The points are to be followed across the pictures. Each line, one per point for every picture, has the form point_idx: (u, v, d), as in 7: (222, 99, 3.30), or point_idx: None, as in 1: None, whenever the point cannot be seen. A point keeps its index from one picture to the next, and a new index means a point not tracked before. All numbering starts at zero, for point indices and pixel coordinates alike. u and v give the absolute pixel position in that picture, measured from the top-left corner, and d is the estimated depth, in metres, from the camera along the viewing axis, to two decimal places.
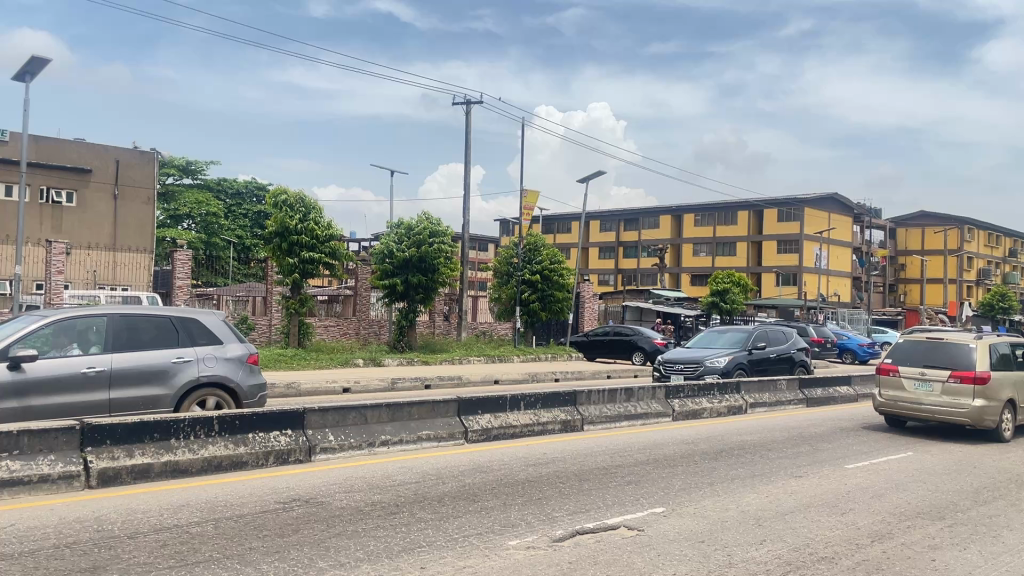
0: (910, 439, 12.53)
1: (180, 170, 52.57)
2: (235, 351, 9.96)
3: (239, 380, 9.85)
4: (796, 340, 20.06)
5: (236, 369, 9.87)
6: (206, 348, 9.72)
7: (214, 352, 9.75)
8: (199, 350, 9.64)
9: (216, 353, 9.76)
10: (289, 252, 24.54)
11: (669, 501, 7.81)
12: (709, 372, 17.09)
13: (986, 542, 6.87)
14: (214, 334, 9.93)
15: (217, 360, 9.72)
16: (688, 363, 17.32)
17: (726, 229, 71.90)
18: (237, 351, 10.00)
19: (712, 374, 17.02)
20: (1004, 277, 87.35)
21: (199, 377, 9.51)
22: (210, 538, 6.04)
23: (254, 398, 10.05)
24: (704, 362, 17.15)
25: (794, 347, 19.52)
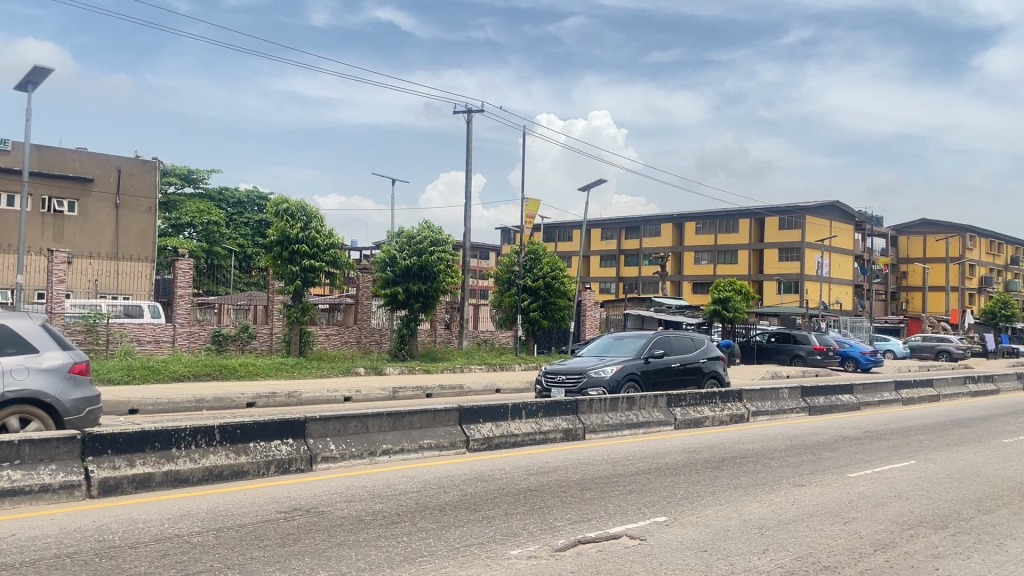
0: (913, 447, 12.54)
1: (182, 178, 52.74)
2: (53, 362, 8.87)
3: (58, 394, 8.77)
4: (713, 349, 17.37)
5: (54, 382, 8.79)
6: (15, 358, 8.66)
7: (26, 364, 8.69)
8: (4, 362, 8.58)
9: (28, 363, 8.70)
10: (290, 260, 24.62)
11: (671, 510, 7.79)
12: (592, 384, 14.82)
13: (990, 551, 6.84)
14: (27, 342, 8.87)
15: (30, 372, 8.67)
16: (570, 374, 15.04)
17: (727, 237, 71.92)
18: (56, 361, 8.91)
19: (596, 388, 14.74)
20: (1006, 284, 87.03)
21: (2, 393, 8.45)
22: (212, 547, 6.02)
23: (81, 413, 8.95)
24: (589, 372, 14.88)
25: (704, 357, 16.83)
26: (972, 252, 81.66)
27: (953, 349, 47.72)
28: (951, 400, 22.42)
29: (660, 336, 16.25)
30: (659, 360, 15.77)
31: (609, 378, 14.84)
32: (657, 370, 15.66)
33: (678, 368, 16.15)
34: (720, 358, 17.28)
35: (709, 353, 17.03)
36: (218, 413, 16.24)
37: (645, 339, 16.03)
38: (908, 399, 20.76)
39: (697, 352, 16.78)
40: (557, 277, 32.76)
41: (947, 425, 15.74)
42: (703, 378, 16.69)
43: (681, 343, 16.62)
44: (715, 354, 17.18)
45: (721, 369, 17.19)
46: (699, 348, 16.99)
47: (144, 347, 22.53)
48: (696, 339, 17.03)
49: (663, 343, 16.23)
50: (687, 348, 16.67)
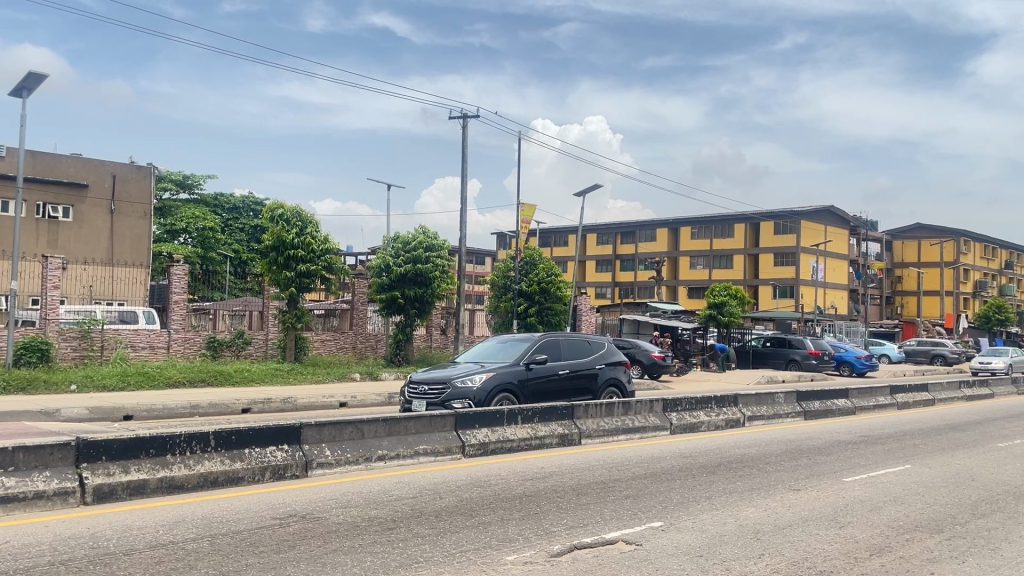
0: (910, 452, 12.59)
1: (177, 184, 52.66)
2: None
3: None
4: (616, 353, 15.02)
5: None
6: None
7: None
8: None
9: None
10: (286, 266, 24.62)
11: (667, 515, 7.79)
12: (457, 396, 12.24)
13: (985, 555, 6.86)
14: None
15: None
16: (433, 384, 12.41)
17: (723, 242, 72.11)
18: None
19: (461, 402, 12.19)
20: (1001, 289, 87.23)
21: None
22: (205, 555, 6.00)
23: None
24: (454, 381, 12.29)
25: (599, 363, 14.46)
26: (966, 257, 81.93)
27: (948, 353, 47.90)
28: (947, 404, 22.51)
29: (546, 339, 13.88)
30: (542, 367, 13.36)
31: (476, 389, 12.30)
32: (539, 378, 13.23)
33: (566, 376, 13.77)
34: (623, 364, 14.94)
35: (606, 358, 14.69)
36: (211, 419, 16.15)
37: (528, 343, 13.62)
38: (903, 403, 20.81)
39: (591, 357, 14.46)
40: (553, 282, 32.81)
41: (941, 429, 15.77)
42: (599, 387, 14.35)
43: (573, 347, 14.28)
44: (616, 359, 14.81)
45: (624, 375, 14.86)
46: (596, 353, 14.66)
47: (138, 353, 22.44)
48: (593, 343, 14.72)
49: (551, 348, 13.88)
50: (580, 353, 14.35)
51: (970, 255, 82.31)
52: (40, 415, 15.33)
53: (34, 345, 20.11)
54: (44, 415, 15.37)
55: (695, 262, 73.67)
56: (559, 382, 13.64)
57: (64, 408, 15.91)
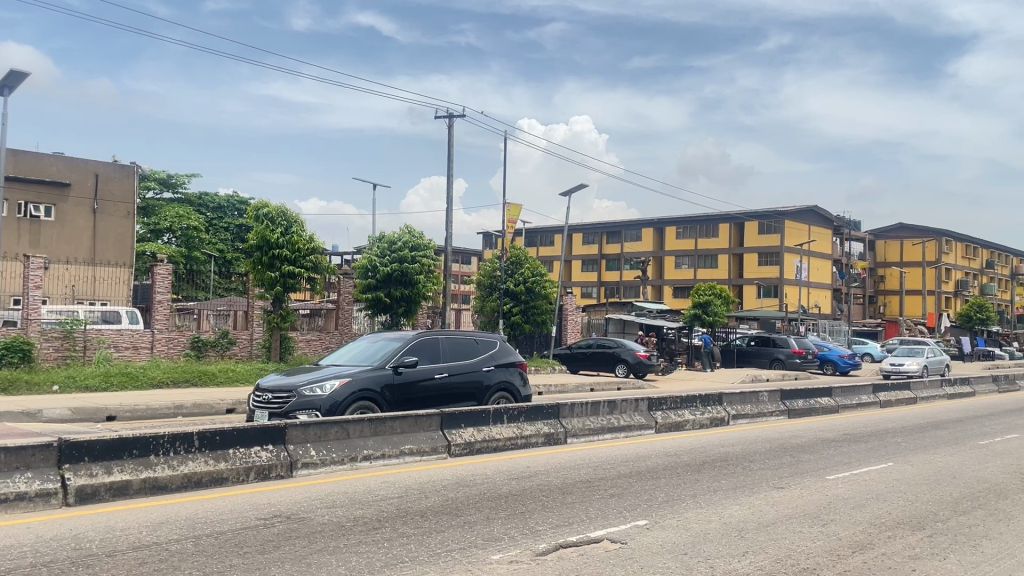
0: (892, 450, 12.67)
1: (160, 183, 52.33)
2: None
3: None
4: (511, 352, 13.01)
5: None
6: None
7: None
8: None
9: None
10: (270, 265, 24.50)
11: (652, 513, 7.83)
12: (303, 407, 10.44)
13: (965, 552, 6.93)
14: None
15: None
16: (277, 393, 10.61)
17: (707, 241, 72.40)
18: None
19: (307, 415, 10.41)
20: (982, 288, 88.15)
21: None
22: (190, 555, 5.99)
23: None
24: (299, 390, 10.48)
25: (488, 365, 12.51)
26: (948, 257, 82.74)
27: None
28: (928, 403, 22.72)
29: (421, 338, 11.96)
30: (412, 372, 11.49)
31: (324, 399, 10.49)
32: (408, 384, 11.41)
33: (444, 381, 11.85)
34: (518, 366, 12.93)
35: (497, 360, 12.70)
36: (192, 420, 15.98)
37: (399, 343, 11.76)
38: (886, 402, 20.98)
39: (478, 358, 12.48)
40: (538, 281, 32.80)
41: (922, 427, 15.87)
42: (486, 392, 12.38)
43: (456, 346, 12.32)
44: (510, 359, 12.86)
45: (518, 379, 12.86)
46: (485, 354, 12.67)
47: (121, 353, 22.27)
48: (483, 341, 12.75)
49: (428, 348, 11.97)
50: (465, 353, 12.39)
51: (951, 255, 83.13)
52: (21, 416, 15.18)
53: (16, 346, 19.91)
54: (25, 416, 15.23)
55: (681, 262, 73.94)
56: (432, 388, 11.71)
57: (43, 410, 15.71)
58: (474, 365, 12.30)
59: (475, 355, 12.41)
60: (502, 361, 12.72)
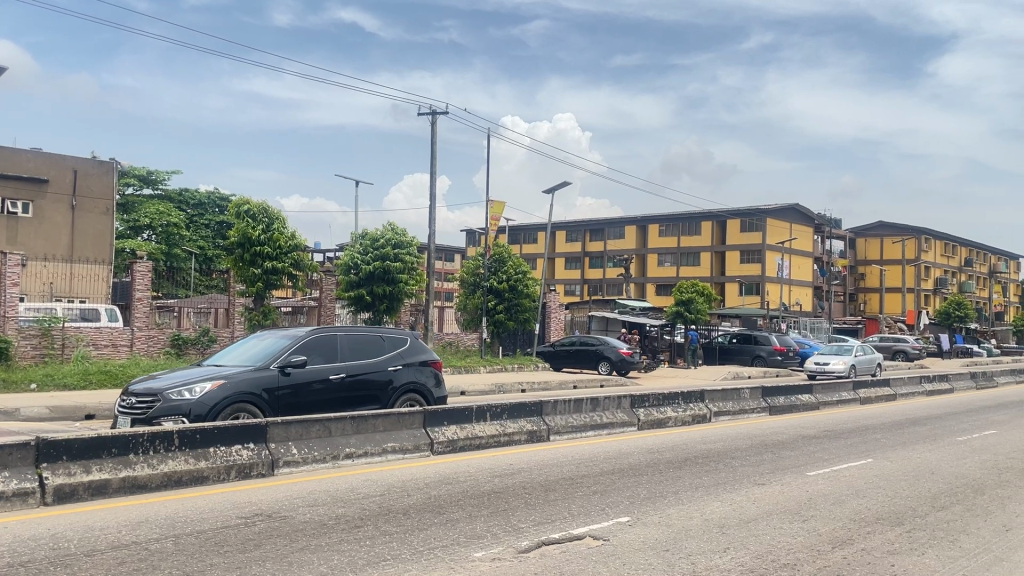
0: (872, 446, 12.80)
1: (140, 180, 51.87)
2: None
3: None
4: (422, 350, 12.01)
5: None
6: None
7: None
8: None
9: None
10: (251, 262, 24.34)
11: (634, 510, 7.85)
12: (168, 413, 9.21)
13: (944, 546, 7.00)
14: None
15: None
16: (140, 397, 9.38)
17: (690, 240, 72.72)
18: None
19: (173, 422, 9.18)
20: (960, 285, 89.09)
21: None
22: (170, 555, 5.93)
23: None
24: (165, 393, 9.27)
25: (393, 364, 11.47)
26: (927, 255, 83.58)
27: (910, 349, 48.83)
28: (908, 399, 22.95)
29: (315, 335, 10.86)
30: (300, 373, 10.37)
31: (193, 402, 9.28)
32: (296, 386, 10.30)
33: (340, 382, 10.78)
34: (430, 365, 11.91)
35: (405, 358, 11.68)
36: None
37: (288, 341, 10.64)
38: (866, 398, 21.17)
39: (382, 357, 11.44)
40: (521, 279, 32.78)
41: (901, 424, 16.02)
42: (391, 394, 11.35)
43: (357, 344, 11.26)
44: (420, 358, 11.84)
45: (429, 379, 11.85)
46: (391, 352, 11.63)
47: (100, 351, 22.03)
48: (389, 339, 11.72)
49: (322, 346, 10.88)
50: (367, 352, 11.34)
51: (930, 253, 83.97)
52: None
53: None
54: (2, 416, 15.04)
55: (663, 259, 74.20)
56: (323, 390, 10.59)
57: (20, 411, 15.50)
58: (375, 364, 11.24)
59: (375, 354, 11.36)
60: (408, 358, 11.69)
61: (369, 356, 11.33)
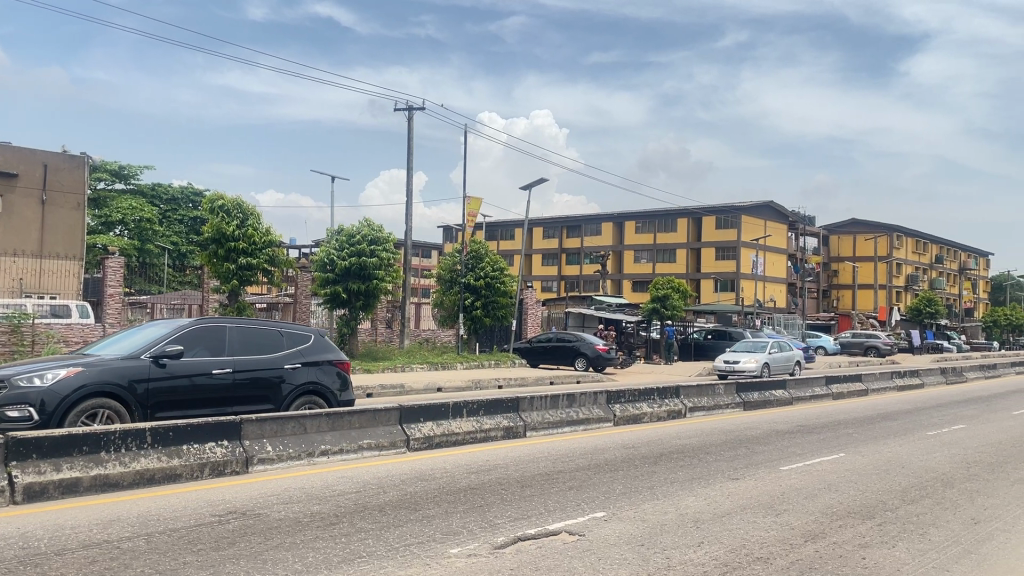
0: (843, 441, 12.94)
1: (113, 174, 51.24)
2: None
3: None
4: (327, 349, 11.07)
5: None
6: None
7: None
8: None
9: None
10: (226, 258, 24.16)
11: (609, 505, 7.89)
12: (13, 401, 8.19)
13: (914, 539, 7.11)
14: None
15: None
16: None
17: (666, 236, 73.10)
18: None
19: (17, 411, 8.16)
20: (931, 282, 90.31)
21: None
22: (142, 553, 5.87)
23: None
24: (11, 378, 8.26)
25: (290, 362, 10.51)
26: (898, 252, 84.62)
27: (881, 345, 49.43)
28: (879, 394, 23.23)
29: (199, 326, 9.95)
30: (176, 366, 9.45)
31: (41, 390, 8.32)
32: (172, 379, 9.38)
33: (224, 378, 9.84)
34: (333, 365, 10.96)
35: (305, 356, 10.74)
36: None
37: (167, 331, 9.73)
38: (838, 393, 21.40)
39: (279, 354, 10.51)
40: (498, 275, 32.79)
41: (873, 419, 16.23)
42: (284, 395, 10.39)
43: (249, 339, 10.33)
44: (323, 357, 10.91)
45: (332, 380, 10.92)
46: (290, 349, 10.70)
47: (72, 348, 21.77)
48: (288, 335, 10.78)
49: (207, 338, 9.96)
50: (261, 347, 10.39)
51: (902, 250, 85.00)
52: None
53: None
54: None
55: (640, 256, 74.54)
56: (202, 385, 9.64)
57: None
58: (265, 359, 10.29)
59: (266, 350, 10.41)
60: (307, 355, 10.73)
61: (261, 351, 10.37)
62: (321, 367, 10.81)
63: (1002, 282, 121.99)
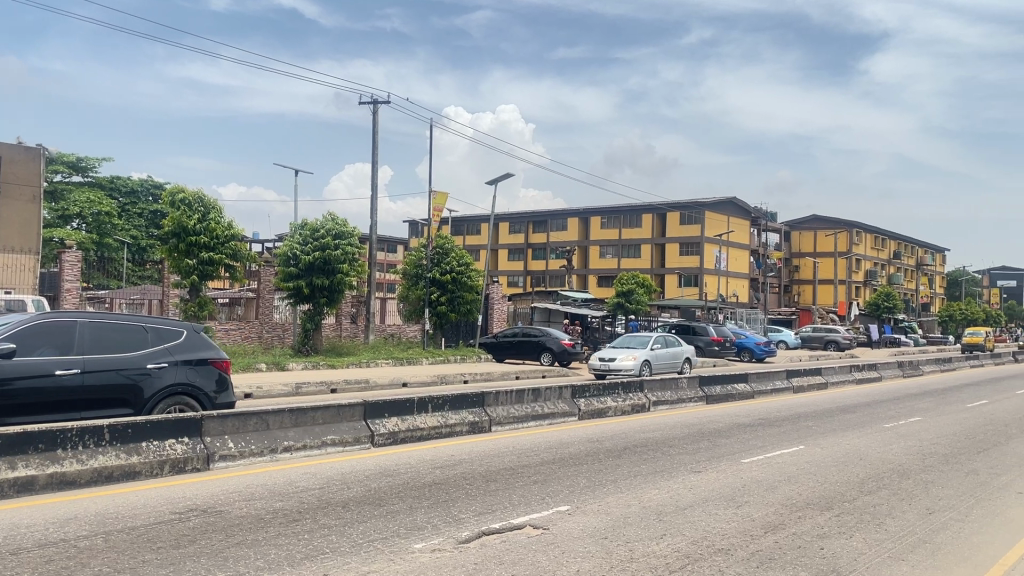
0: (803, 433, 13.16)
1: (70, 167, 50.20)
2: None
3: None
4: (202, 348, 10.03)
5: None
6: None
7: None
8: None
9: None
10: (187, 253, 23.77)
11: (574, 499, 7.94)
12: None
13: (870, 529, 7.25)
14: None
15: None
16: None
17: (631, 231, 73.58)
18: None
19: None
20: (889, 278, 91.98)
21: None
22: (100, 551, 5.78)
23: None
24: None
25: (154, 360, 9.44)
26: (858, 248, 86.05)
27: (841, 339, 50.13)
28: (838, 387, 23.63)
29: (48, 321, 8.87)
30: (12, 365, 8.36)
31: None
32: (8, 380, 8.30)
33: (73, 379, 8.74)
34: (207, 365, 9.92)
35: (175, 355, 9.69)
36: None
37: (8, 326, 8.65)
38: (798, 386, 21.74)
39: (143, 352, 9.45)
40: (465, 270, 32.68)
41: (832, 412, 16.52)
42: (148, 398, 9.31)
43: (108, 335, 9.26)
44: (196, 354, 9.87)
45: (207, 382, 9.88)
46: (159, 346, 9.65)
47: None
48: (156, 331, 9.74)
49: (56, 334, 8.87)
50: (122, 344, 9.33)
51: (862, 246, 86.48)
52: None
53: None
54: None
55: (605, 251, 74.95)
56: (45, 387, 8.55)
57: None
58: (124, 358, 9.21)
59: (127, 348, 9.33)
60: (175, 354, 9.67)
61: (120, 349, 9.28)
62: (194, 366, 9.76)
63: (957, 277, 124.70)
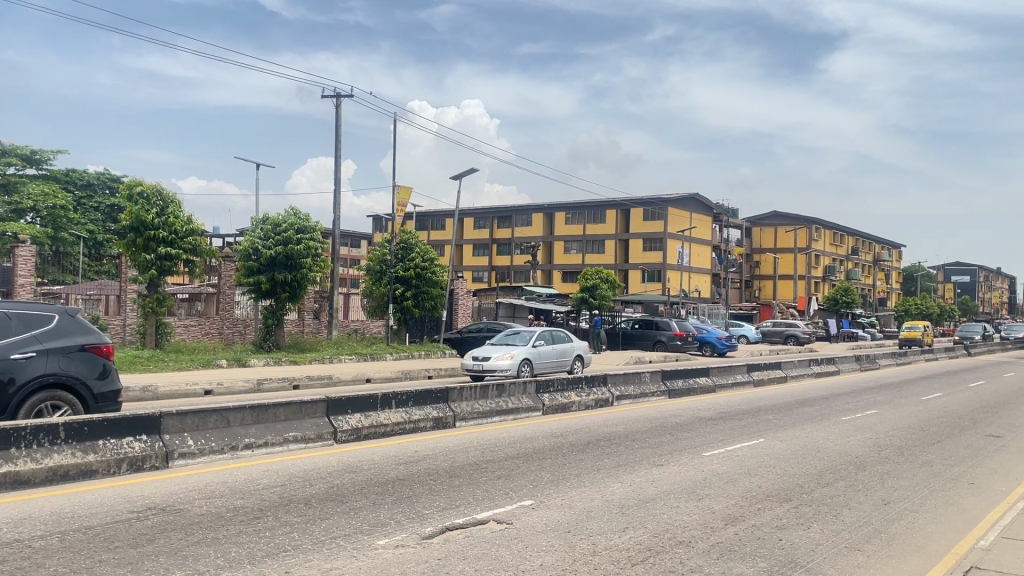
0: (762, 427, 13.37)
1: (23, 159, 49.03)
2: None
3: None
4: (75, 333, 9.32)
5: None
6: None
7: None
8: None
9: None
10: (145, 248, 23.38)
11: (537, 493, 7.97)
12: None
13: (827, 520, 7.39)
14: None
15: None
16: None
17: (595, 227, 73.91)
18: None
19: None
20: (847, 273, 93.66)
21: None
22: (56, 552, 5.68)
23: None
24: None
25: (18, 350, 8.73)
26: (817, 244, 87.48)
27: (800, 333, 50.88)
28: (797, 380, 24.03)
29: None
30: None
31: None
32: None
33: None
34: (81, 352, 9.21)
35: (44, 342, 8.98)
36: None
37: None
38: (758, 380, 22.06)
39: (8, 341, 8.74)
40: (428, 265, 32.55)
41: (791, 405, 16.81)
42: (14, 392, 8.60)
43: None
44: (67, 342, 9.15)
45: (84, 370, 9.18)
46: (26, 333, 8.94)
47: None
48: (23, 318, 9.04)
49: None
50: None
51: (820, 242, 87.94)
52: None
53: None
54: None
55: (569, 246, 75.25)
56: None
57: None
58: None
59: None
60: (41, 342, 8.95)
61: None
62: (66, 355, 9.06)
63: (912, 272, 127.52)
